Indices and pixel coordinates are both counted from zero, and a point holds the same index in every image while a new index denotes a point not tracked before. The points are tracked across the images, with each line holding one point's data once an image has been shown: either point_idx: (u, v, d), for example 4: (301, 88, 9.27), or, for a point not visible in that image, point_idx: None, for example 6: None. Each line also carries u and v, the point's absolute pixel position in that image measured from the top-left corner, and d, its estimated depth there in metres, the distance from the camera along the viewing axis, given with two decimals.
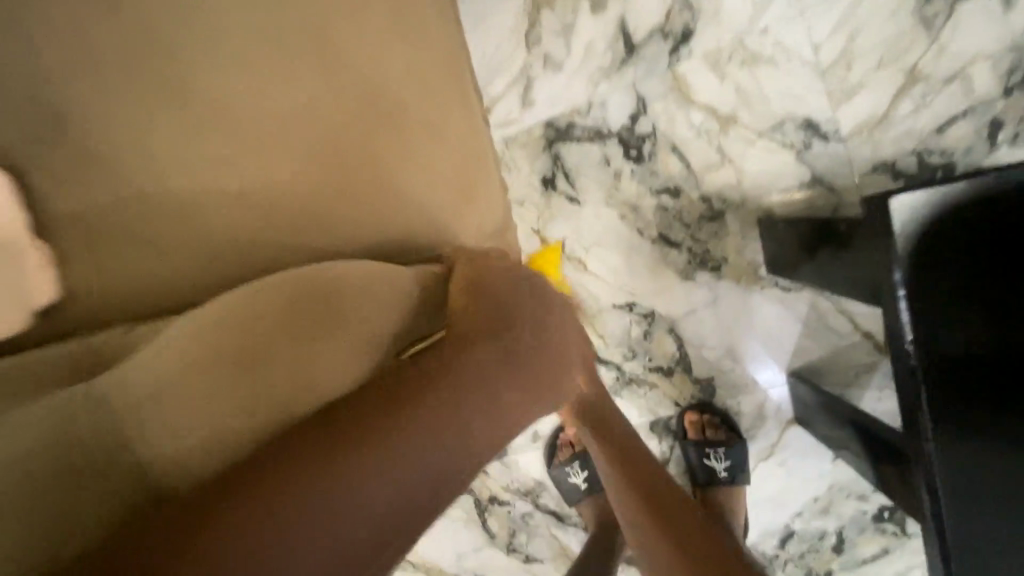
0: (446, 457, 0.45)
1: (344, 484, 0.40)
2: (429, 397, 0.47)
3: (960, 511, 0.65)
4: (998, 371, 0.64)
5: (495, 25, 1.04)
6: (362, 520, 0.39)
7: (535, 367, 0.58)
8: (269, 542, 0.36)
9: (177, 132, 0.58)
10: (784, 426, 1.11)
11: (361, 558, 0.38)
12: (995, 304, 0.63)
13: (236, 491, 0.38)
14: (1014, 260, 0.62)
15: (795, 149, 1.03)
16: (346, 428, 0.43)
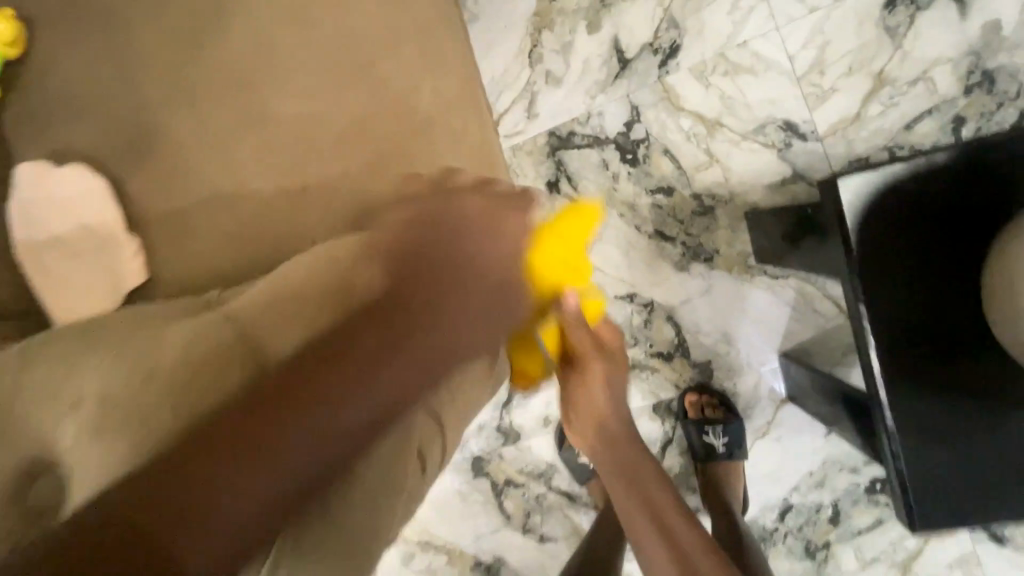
0: (364, 408, 0.45)
1: (254, 455, 0.40)
2: (324, 384, 0.44)
3: (926, 487, 0.66)
4: (977, 334, 0.64)
5: (503, 49, 1.21)
6: (280, 480, 0.40)
7: (466, 301, 0.53)
8: (191, 519, 0.37)
9: (213, 138, 0.67)
10: (778, 404, 1.20)
11: (294, 505, 0.41)
12: (971, 266, 0.64)
13: (157, 483, 0.38)
14: (992, 222, 0.63)
15: (776, 149, 1.14)
16: (236, 426, 0.41)
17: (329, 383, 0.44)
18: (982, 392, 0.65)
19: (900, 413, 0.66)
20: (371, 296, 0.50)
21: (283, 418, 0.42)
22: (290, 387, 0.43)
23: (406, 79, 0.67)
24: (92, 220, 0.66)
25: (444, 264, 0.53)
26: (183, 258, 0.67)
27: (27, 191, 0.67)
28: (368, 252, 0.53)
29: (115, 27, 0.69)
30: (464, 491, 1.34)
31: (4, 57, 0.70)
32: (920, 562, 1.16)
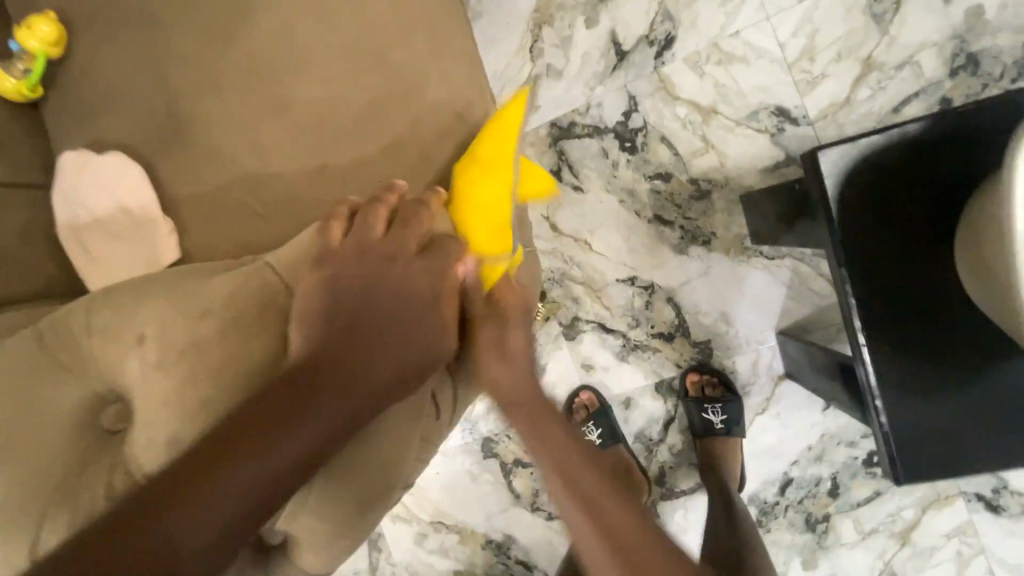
0: (311, 427, 0.47)
1: (220, 467, 0.44)
2: (270, 413, 0.47)
3: (908, 441, 0.70)
4: (956, 293, 0.69)
5: (505, 45, 1.26)
6: (239, 491, 0.44)
7: (402, 328, 0.54)
8: (171, 523, 0.41)
9: (238, 127, 0.73)
10: (776, 380, 1.24)
11: (253, 516, 0.44)
12: (943, 230, 0.68)
13: (152, 489, 0.43)
14: (962, 189, 0.67)
15: (769, 134, 1.18)
16: (194, 457, 0.44)
17: (272, 415, 0.47)
18: (959, 350, 0.69)
19: (882, 373, 0.70)
20: (316, 314, 0.52)
21: (232, 441, 0.45)
22: (240, 418, 0.47)
23: (415, 66, 0.73)
24: (131, 204, 0.72)
25: (392, 296, 0.54)
26: (212, 238, 0.73)
27: (70, 179, 0.72)
28: (326, 275, 0.53)
29: (146, 30, 0.76)
30: (474, 472, 1.39)
31: (47, 56, 0.76)
32: (918, 531, 1.20)
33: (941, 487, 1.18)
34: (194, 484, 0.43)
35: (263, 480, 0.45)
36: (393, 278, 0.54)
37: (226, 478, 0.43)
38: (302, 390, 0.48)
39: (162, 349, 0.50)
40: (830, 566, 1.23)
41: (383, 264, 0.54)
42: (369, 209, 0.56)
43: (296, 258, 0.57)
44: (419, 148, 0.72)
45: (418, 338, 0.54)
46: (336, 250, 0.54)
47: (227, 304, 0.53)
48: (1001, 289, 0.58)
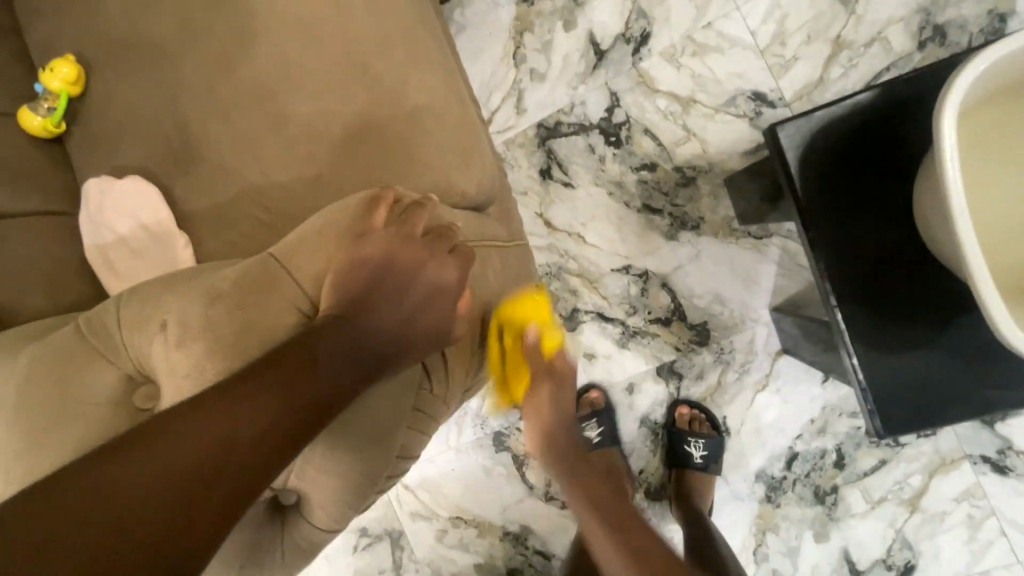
0: (316, 386, 0.52)
1: (229, 407, 0.48)
2: (277, 369, 0.51)
3: (886, 394, 0.73)
4: (917, 252, 0.72)
5: (488, 54, 1.32)
6: (243, 431, 0.47)
7: (409, 311, 0.60)
8: (175, 448, 0.45)
9: (240, 146, 0.80)
10: (774, 356, 1.27)
11: (253, 456, 0.47)
12: (897, 195, 0.73)
13: (160, 424, 0.46)
14: (912, 156, 0.72)
15: (748, 118, 1.23)
16: (203, 400, 0.48)
17: (271, 380, 0.51)
18: (930, 305, 0.72)
19: (857, 330, 0.73)
20: (336, 292, 0.58)
21: (242, 389, 0.49)
22: (239, 380, 0.50)
23: (398, 77, 0.79)
24: (147, 220, 0.79)
25: (400, 283, 0.60)
26: (222, 249, 0.80)
27: (93, 203, 0.81)
28: (354, 257, 0.59)
29: (152, 65, 0.83)
30: (488, 466, 1.43)
31: (69, 94, 0.85)
32: (927, 497, 1.22)
33: (945, 451, 1.21)
34: (194, 432, 0.46)
35: (259, 437, 0.48)
36: (408, 264, 0.61)
37: (227, 430, 0.47)
38: (300, 360, 0.53)
39: (168, 349, 0.55)
40: (843, 539, 1.24)
41: (411, 260, 0.61)
42: (413, 209, 0.64)
43: (305, 239, 0.61)
44: (404, 152, 0.78)
45: (419, 320, 0.61)
46: (379, 233, 0.61)
47: (235, 294, 0.57)
48: (946, 243, 0.64)
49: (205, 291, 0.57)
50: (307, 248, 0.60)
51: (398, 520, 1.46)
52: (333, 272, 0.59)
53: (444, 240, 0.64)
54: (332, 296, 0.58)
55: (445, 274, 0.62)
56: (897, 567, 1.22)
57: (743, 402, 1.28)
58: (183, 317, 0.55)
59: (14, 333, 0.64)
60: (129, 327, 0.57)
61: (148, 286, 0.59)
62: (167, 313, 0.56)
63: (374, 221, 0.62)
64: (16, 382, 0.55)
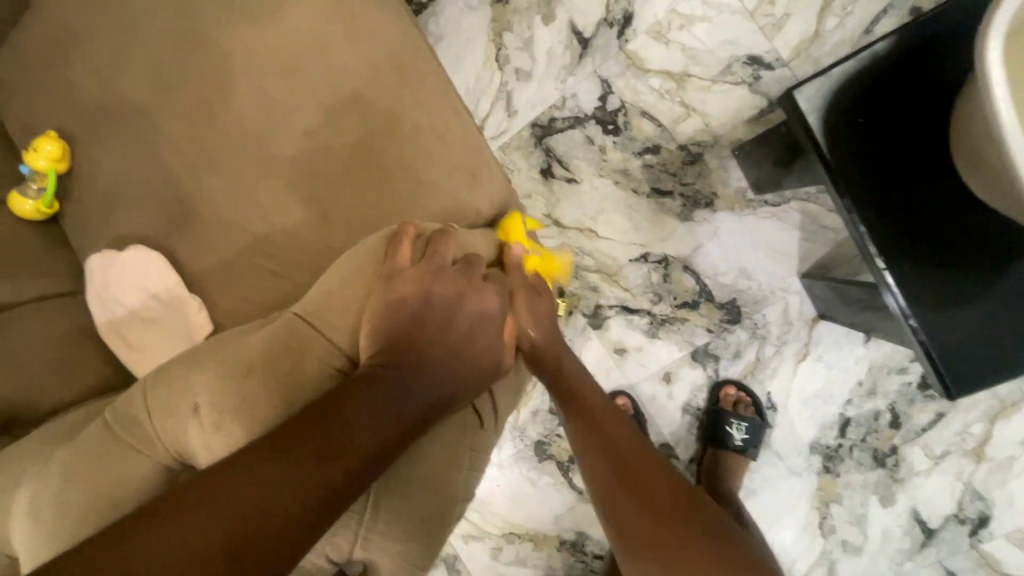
0: (359, 431, 0.49)
1: (266, 455, 0.45)
2: (316, 416, 0.49)
3: (950, 350, 0.69)
4: (962, 203, 0.69)
5: (470, 60, 1.29)
6: (281, 479, 0.44)
7: (449, 346, 0.58)
8: (209, 498, 0.42)
9: (237, 198, 0.77)
10: (811, 323, 1.23)
11: (292, 504, 0.44)
12: (930, 145, 0.69)
13: (197, 477, 0.44)
14: (941, 101, 0.68)
15: (747, 83, 1.19)
16: (239, 452, 0.46)
17: (314, 428, 0.48)
18: (986, 249, 0.68)
19: (909, 289, 0.69)
20: (373, 341, 0.56)
21: (280, 438, 0.47)
22: (280, 431, 0.48)
23: (390, 101, 0.76)
24: (158, 289, 0.76)
25: (434, 324, 0.58)
26: (237, 307, 0.76)
27: (100, 280, 0.78)
28: (388, 301, 0.57)
29: (134, 128, 0.80)
30: (533, 477, 1.40)
31: (56, 172, 0.82)
32: (991, 445, 1.18)
33: (1003, 394, 1.17)
34: (235, 482, 0.43)
35: (302, 489, 0.44)
36: (443, 298, 0.59)
37: (269, 481, 0.44)
38: (343, 406, 0.50)
39: (201, 432, 0.52)
40: (910, 499, 1.20)
41: (446, 294, 0.59)
42: (436, 236, 0.61)
43: (332, 293, 0.59)
44: (409, 178, 0.75)
45: (461, 355, 0.59)
46: (407, 271, 0.58)
47: (266, 361, 0.54)
48: (1000, 187, 0.60)
49: (236, 362, 0.54)
50: (335, 301, 0.58)
51: (451, 546, 1.43)
52: (368, 320, 0.57)
53: (475, 266, 0.62)
54: (369, 345, 0.56)
55: (482, 303, 0.61)
56: (971, 520, 1.18)
57: (785, 375, 1.24)
58: (212, 395, 0.52)
59: (43, 434, 0.62)
60: (158, 412, 0.53)
61: (172, 365, 0.56)
62: (195, 392, 0.53)
63: (401, 258, 0.59)
64: (50, 488, 0.52)
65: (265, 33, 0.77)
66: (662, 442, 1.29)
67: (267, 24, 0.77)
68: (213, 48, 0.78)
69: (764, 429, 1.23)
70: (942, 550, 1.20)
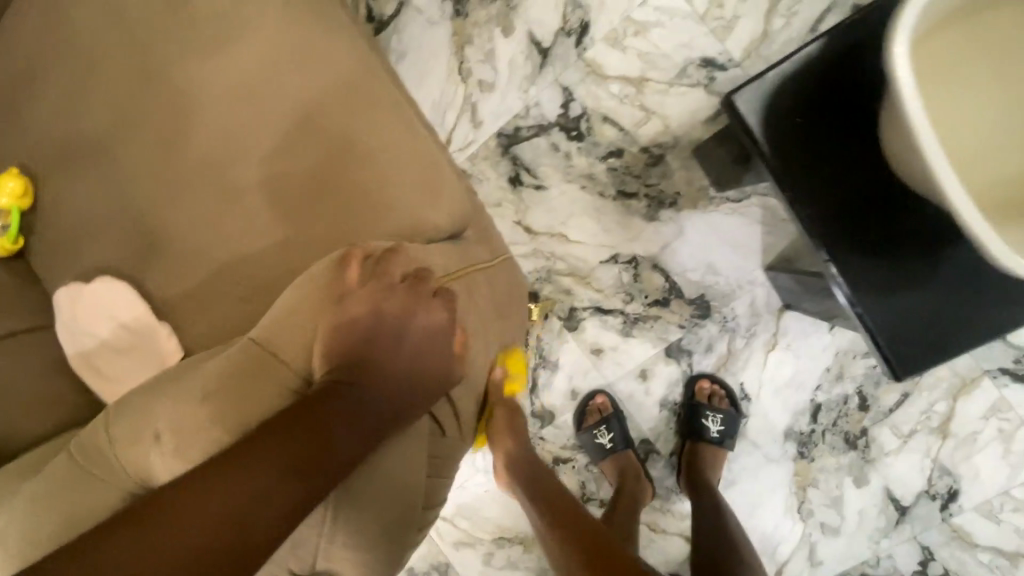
0: (316, 444, 0.51)
1: (228, 468, 0.47)
2: (275, 429, 0.51)
3: (895, 335, 0.73)
4: (897, 194, 0.72)
5: (434, 74, 1.31)
6: (243, 490, 0.46)
7: (401, 361, 0.60)
8: (173, 511, 0.44)
9: (201, 224, 0.78)
10: (777, 314, 1.26)
11: (254, 512, 0.46)
12: (863, 142, 0.73)
13: (159, 493, 0.46)
14: (871, 100, 0.72)
15: (703, 85, 1.23)
16: (200, 466, 0.48)
17: (286, 440, 0.50)
18: (920, 237, 0.72)
19: (852, 279, 0.73)
20: (326, 361, 0.58)
21: (240, 452, 0.49)
22: (241, 444, 0.50)
23: (348, 122, 0.78)
24: (126, 318, 0.77)
25: (385, 341, 0.60)
26: (206, 331, 0.77)
27: (70, 313, 0.78)
28: (339, 322, 0.59)
29: (97, 160, 0.81)
30: None
31: (20, 208, 0.82)
32: (956, 421, 1.22)
33: (964, 371, 1.21)
34: (214, 496, 0.45)
35: (280, 500, 0.47)
36: (393, 316, 0.60)
37: (249, 493, 0.46)
38: (312, 419, 0.53)
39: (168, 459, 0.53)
40: (882, 479, 1.24)
41: (396, 311, 0.61)
42: (385, 257, 0.63)
43: (285, 316, 0.60)
44: (368, 196, 0.76)
45: (413, 369, 0.61)
46: (357, 291, 0.60)
47: (227, 386, 0.56)
48: (920, 178, 0.64)
49: (196, 387, 0.56)
50: (289, 324, 0.60)
51: (443, 553, 1.44)
52: (320, 341, 0.58)
53: (425, 282, 0.64)
54: (322, 365, 0.58)
55: (431, 318, 0.63)
56: (941, 495, 1.23)
57: (756, 365, 1.28)
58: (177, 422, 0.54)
59: (17, 468, 0.62)
60: (123, 440, 0.54)
61: (137, 394, 0.57)
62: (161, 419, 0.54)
63: (350, 280, 0.61)
64: (22, 521, 0.53)
65: (223, 63, 0.79)
66: (642, 438, 1.32)
67: (225, 55, 0.79)
68: (172, 79, 0.79)
69: (738, 419, 1.26)
70: (916, 526, 1.24)
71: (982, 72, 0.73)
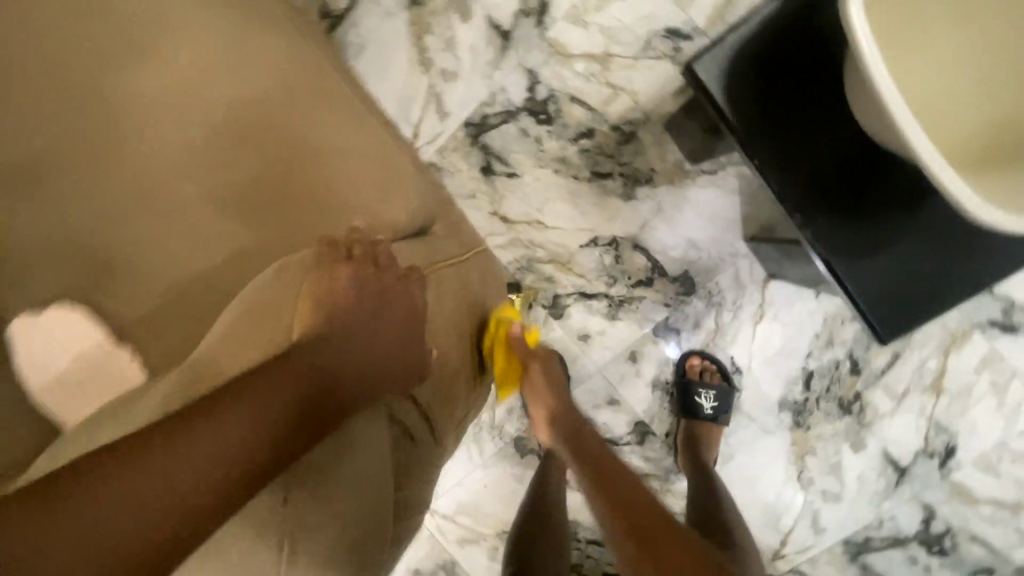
0: (295, 404, 0.56)
1: (200, 424, 0.50)
2: (251, 386, 0.54)
3: (876, 296, 0.72)
4: (863, 155, 0.71)
5: (395, 66, 1.24)
6: (219, 446, 0.50)
7: (384, 331, 0.65)
8: (148, 461, 0.47)
9: (156, 242, 0.75)
10: (763, 285, 1.25)
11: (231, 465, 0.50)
12: (824, 103, 0.71)
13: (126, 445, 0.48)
14: (830, 58, 0.70)
15: (669, 56, 1.20)
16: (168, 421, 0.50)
17: (251, 405, 0.53)
18: (893, 198, 0.71)
19: (831, 244, 0.71)
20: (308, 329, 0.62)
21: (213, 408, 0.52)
22: (216, 402, 0.52)
23: (297, 130, 0.77)
24: (80, 347, 0.72)
25: (371, 311, 0.66)
26: (166, 356, 0.73)
27: (20, 348, 0.74)
28: (324, 292, 0.64)
29: (34, 183, 0.76)
30: (519, 472, 1.41)
31: None
32: (948, 377, 1.21)
33: (954, 327, 1.20)
34: (179, 453, 0.48)
35: (251, 457, 0.51)
36: (382, 286, 0.66)
37: (196, 476, 0.48)
38: (266, 405, 0.53)
39: None
40: (879, 442, 1.24)
41: (384, 284, 0.67)
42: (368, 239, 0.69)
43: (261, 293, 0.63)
44: (324, 201, 0.75)
45: (392, 340, 0.66)
46: (345, 264, 0.66)
47: (188, 379, 0.57)
48: (889, 138, 0.62)
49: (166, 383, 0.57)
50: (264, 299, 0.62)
51: (448, 552, 1.43)
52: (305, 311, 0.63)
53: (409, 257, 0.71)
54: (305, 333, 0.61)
55: (413, 294, 0.69)
56: (939, 452, 1.22)
57: (745, 337, 1.26)
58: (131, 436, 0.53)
59: None
60: None
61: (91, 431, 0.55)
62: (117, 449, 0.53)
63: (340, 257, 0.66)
64: None
65: (171, 77, 0.78)
66: (637, 421, 1.29)
67: (171, 75, 0.78)
68: (114, 93, 0.77)
69: (732, 394, 1.25)
70: (916, 485, 1.23)
71: (942, 36, 0.82)
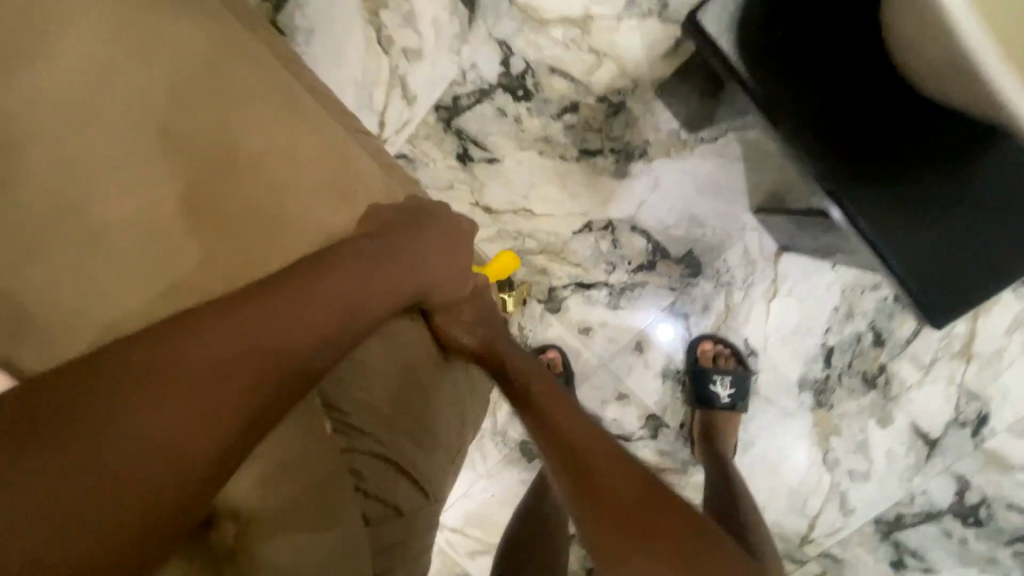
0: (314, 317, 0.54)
1: (220, 321, 0.49)
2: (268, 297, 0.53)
3: (919, 274, 0.69)
4: (898, 117, 0.67)
5: (348, 48, 1.08)
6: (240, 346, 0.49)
7: (396, 270, 0.63)
8: (172, 350, 0.46)
9: (66, 281, 0.61)
10: (775, 258, 1.15)
11: (246, 366, 0.48)
12: (848, 59, 0.67)
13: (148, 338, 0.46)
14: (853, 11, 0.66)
15: (656, 14, 1.08)
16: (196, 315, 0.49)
17: (273, 310, 0.52)
18: (920, 165, 0.67)
19: (869, 221, 0.68)
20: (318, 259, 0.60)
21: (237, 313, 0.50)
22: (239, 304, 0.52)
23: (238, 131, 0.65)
24: None
25: (385, 251, 0.64)
26: None
27: None
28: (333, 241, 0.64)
29: None
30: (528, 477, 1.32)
31: None
32: (978, 341, 1.13)
33: None
34: (198, 346, 0.47)
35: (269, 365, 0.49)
36: (399, 235, 0.66)
37: (205, 390, 0.45)
38: (279, 326, 0.51)
39: None
40: (908, 415, 1.16)
41: (400, 233, 0.66)
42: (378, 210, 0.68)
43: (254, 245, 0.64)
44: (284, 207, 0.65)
45: (403, 281, 0.64)
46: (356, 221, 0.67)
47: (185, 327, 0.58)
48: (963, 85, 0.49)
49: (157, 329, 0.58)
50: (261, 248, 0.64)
51: (459, 566, 1.34)
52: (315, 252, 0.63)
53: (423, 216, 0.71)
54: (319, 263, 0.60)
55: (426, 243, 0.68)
56: (971, 421, 1.15)
57: (759, 316, 1.17)
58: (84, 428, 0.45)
59: None
60: None
61: None
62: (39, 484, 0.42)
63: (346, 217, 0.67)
64: None
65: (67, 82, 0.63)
66: (649, 415, 1.20)
67: (70, 74, 0.64)
68: None
69: (748, 377, 1.16)
70: (948, 457, 1.16)
71: None
